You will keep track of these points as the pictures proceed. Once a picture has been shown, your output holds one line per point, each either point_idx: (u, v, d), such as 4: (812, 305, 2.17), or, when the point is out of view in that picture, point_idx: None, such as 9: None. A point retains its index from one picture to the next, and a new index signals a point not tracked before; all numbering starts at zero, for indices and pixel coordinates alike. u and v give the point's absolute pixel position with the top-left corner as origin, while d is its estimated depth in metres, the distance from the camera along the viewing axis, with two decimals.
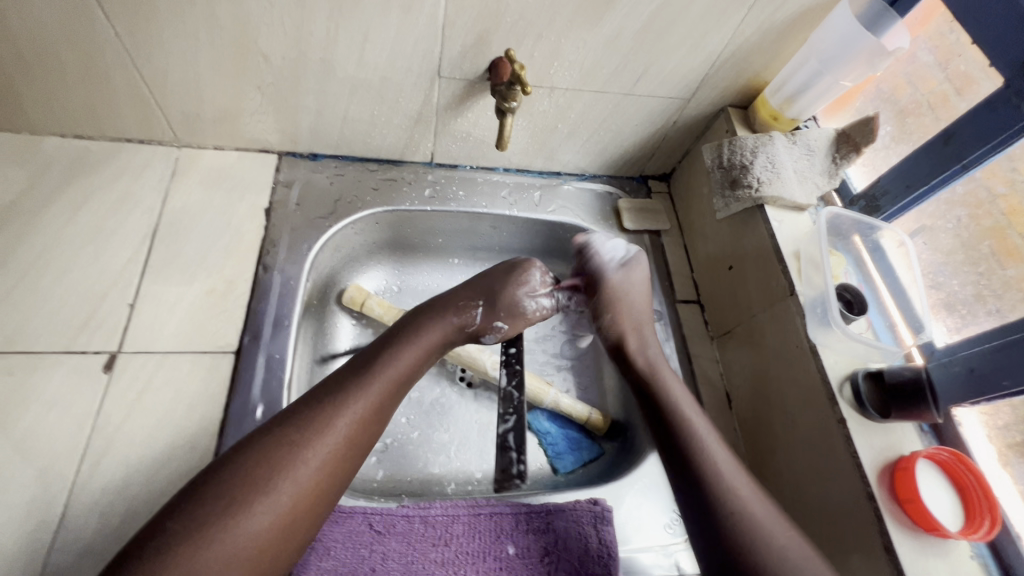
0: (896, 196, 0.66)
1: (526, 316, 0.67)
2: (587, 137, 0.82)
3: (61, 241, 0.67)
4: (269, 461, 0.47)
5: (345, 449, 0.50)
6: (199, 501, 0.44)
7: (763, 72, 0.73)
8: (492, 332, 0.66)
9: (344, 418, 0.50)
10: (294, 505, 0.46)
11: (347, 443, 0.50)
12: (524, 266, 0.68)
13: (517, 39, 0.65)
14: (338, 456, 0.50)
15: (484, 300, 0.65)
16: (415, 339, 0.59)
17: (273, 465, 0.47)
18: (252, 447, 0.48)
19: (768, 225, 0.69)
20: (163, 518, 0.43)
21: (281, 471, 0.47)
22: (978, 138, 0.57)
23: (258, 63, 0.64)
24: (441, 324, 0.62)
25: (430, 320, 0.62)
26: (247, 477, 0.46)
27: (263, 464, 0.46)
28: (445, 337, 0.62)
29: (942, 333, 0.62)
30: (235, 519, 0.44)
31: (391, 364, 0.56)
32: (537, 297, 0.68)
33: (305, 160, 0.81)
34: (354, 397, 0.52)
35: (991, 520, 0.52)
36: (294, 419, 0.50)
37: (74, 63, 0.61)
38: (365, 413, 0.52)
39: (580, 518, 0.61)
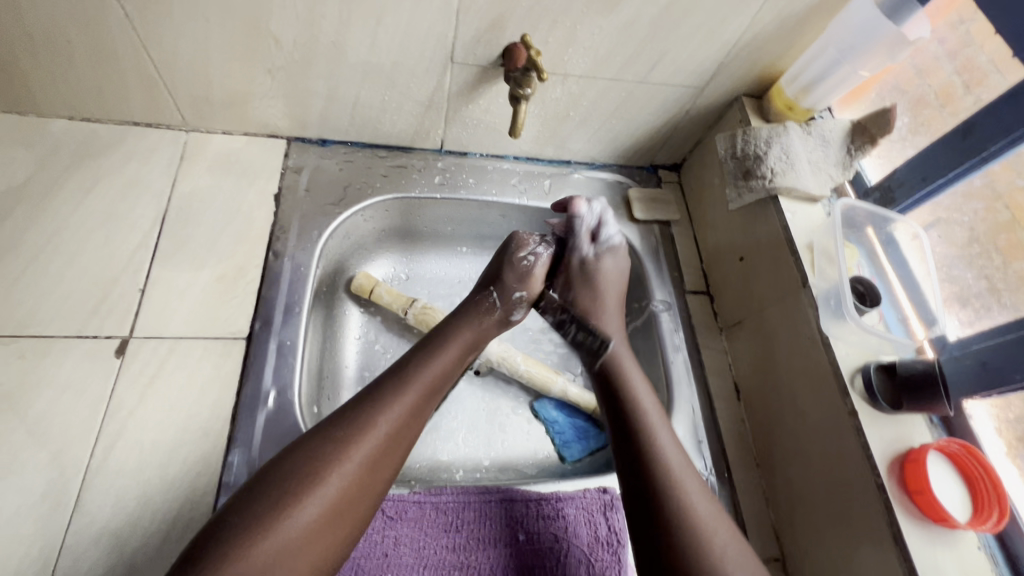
0: (912, 187, 0.65)
1: (538, 275, 0.70)
2: (599, 125, 0.81)
3: (71, 225, 0.66)
4: (315, 459, 0.47)
5: (387, 446, 0.50)
6: (249, 500, 0.44)
7: (778, 61, 0.72)
8: (517, 307, 0.68)
9: (387, 420, 0.50)
10: (340, 501, 0.46)
11: (389, 440, 0.50)
12: (514, 240, 0.70)
13: (531, 25, 0.64)
14: (381, 454, 0.50)
15: (494, 287, 0.67)
16: (449, 336, 0.60)
17: (317, 463, 0.47)
18: (295, 447, 0.48)
19: (782, 216, 0.68)
20: (222, 516, 0.44)
21: (327, 464, 0.47)
22: (997, 130, 0.56)
23: (268, 45, 0.64)
24: (469, 320, 0.63)
25: (457, 324, 0.62)
26: (293, 475, 0.46)
27: (308, 462, 0.46)
28: (483, 329, 0.64)
29: (955, 326, 0.62)
30: (284, 516, 0.44)
31: (431, 363, 0.56)
32: (534, 251, 0.70)
33: (315, 145, 0.80)
34: (393, 397, 0.52)
35: (999, 513, 0.52)
36: (333, 415, 0.50)
37: (81, 43, 0.60)
38: (406, 415, 0.52)
39: (590, 506, 0.63)
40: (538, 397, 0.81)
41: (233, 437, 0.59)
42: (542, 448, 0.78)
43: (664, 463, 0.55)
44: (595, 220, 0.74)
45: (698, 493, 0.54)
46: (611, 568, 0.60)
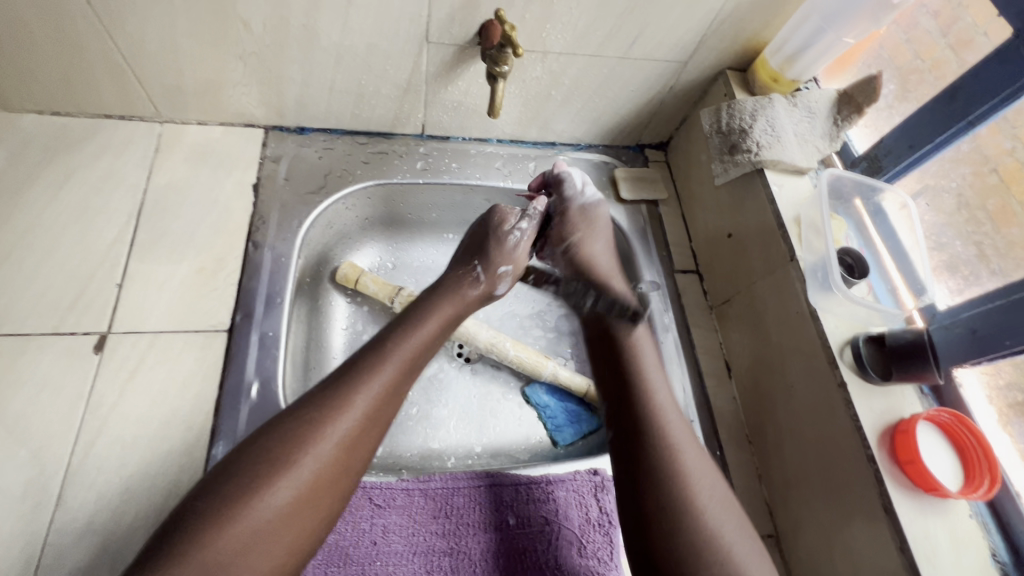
0: (899, 156, 0.64)
1: (521, 250, 0.70)
2: (582, 104, 0.80)
3: (45, 221, 0.65)
4: (289, 440, 0.46)
5: (364, 426, 0.49)
6: (222, 485, 0.44)
7: (763, 31, 0.70)
8: (502, 280, 0.69)
9: (363, 396, 0.49)
10: (316, 484, 0.46)
11: (365, 420, 0.49)
12: (495, 213, 0.70)
13: (506, 0, 0.62)
14: (357, 435, 0.49)
15: (478, 260, 0.67)
16: (432, 310, 0.60)
17: (291, 445, 0.46)
18: (268, 432, 0.47)
19: (768, 189, 0.67)
20: (191, 501, 0.43)
21: (301, 446, 0.46)
22: (984, 92, 0.55)
23: (237, 30, 0.62)
24: (453, 296, 0.63)
25: (442, 296, 0.62)
26: (266, 459, 0.45)
27: (282, 445, 0.45)
28: (461, 305, 0.62)
29: (944, 295, 0.61)
30: (257, 501, 0.43)
31: (407, 341, 0.55)
32: (518, 226, 0.70)
33: (293, 134, 0.79)
34: (369, 377, 0.51)
35: (991, 480, 0.52)
36: (307, 397, 0.49)
37: (44, 33, 0.59)
38: (382, 393, 0.51)
39: (580, 488, 0.62)
40: (529, 382, 0.80)
41: (216, 430, 0.58)
42: (534, 433, 0.77)
43: (664, 429, 0.54)
44: (578, 184, 0.74)
45: (694, 457, 0.52)
46: (603, 550, 0.60)
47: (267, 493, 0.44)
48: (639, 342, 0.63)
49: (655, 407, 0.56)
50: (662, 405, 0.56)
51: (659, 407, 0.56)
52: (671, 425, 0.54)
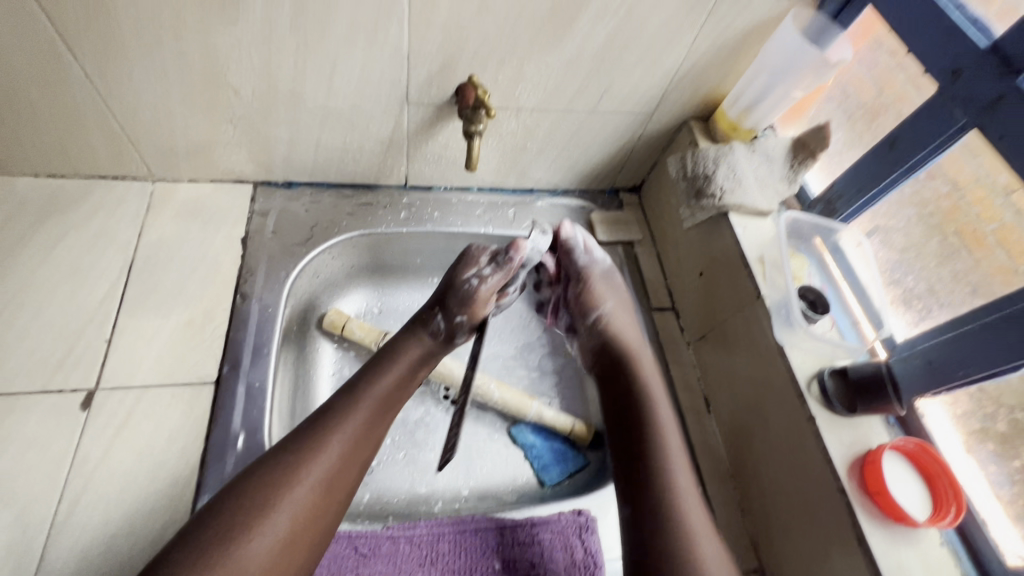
0: (851, 198, 0.70)
1: (480, 298, 0.65)
2: (556, 154, 0.84)
3: (37, 280, 0.67)
4: (266, 485, 0.48)
5: (338, 469, 0.51)
6: (201, 533, 0.45)
7: (720, 86, 0.76)
8: (460, 330, 0.65)
9: (337, 440, 0.52)
10: (294, 527, 0.48)
11: (341, 460, 0.52)
12: (465, 255, 0.67)
13: (480, 65, 0.67)
14: (333, 475, 0.51)
15: (440, 308, 0.65)
16: (392, 359, 0.60)
17: (269, 489, 0.48)
18: (245, 477, 0.48)
19: (733, 231, 0.71)
20: (172, 548, 0.45)
21: (277, 493, 0.48)
22: (917, 142, 0.61)
23: (228, 96, 0.66)
24: (410, 341, 0.63)
25: (401, 344, 0.62)
26: (244, 504, 0.47)
27: (260, 488, 0.48)
28: (412, 356, 0.61)
29: (903, 327, 0.65)
30: (235, 547, 0.45)
31: (380, 380, 0.58)
32: (479, 273, 0.65)
33: (281, 188, 0.82)
34: (343, 418, 0.53)
35: (957, 506, 0.53)
36: (281, 445, 0.51)
37: (44, 104, 0.62)
38: (357, 431, 0.53)
39: (565, 529, 0.63)
40: (514, 422, 0.81)
41: (201, 483, 0.59)
42: (521, 474, 0.78)
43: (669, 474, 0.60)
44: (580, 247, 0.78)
45: (691, 497, 0.59)
46: None
47: (246, 538, 0.46)
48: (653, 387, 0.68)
49: (665, 452, 0.62)
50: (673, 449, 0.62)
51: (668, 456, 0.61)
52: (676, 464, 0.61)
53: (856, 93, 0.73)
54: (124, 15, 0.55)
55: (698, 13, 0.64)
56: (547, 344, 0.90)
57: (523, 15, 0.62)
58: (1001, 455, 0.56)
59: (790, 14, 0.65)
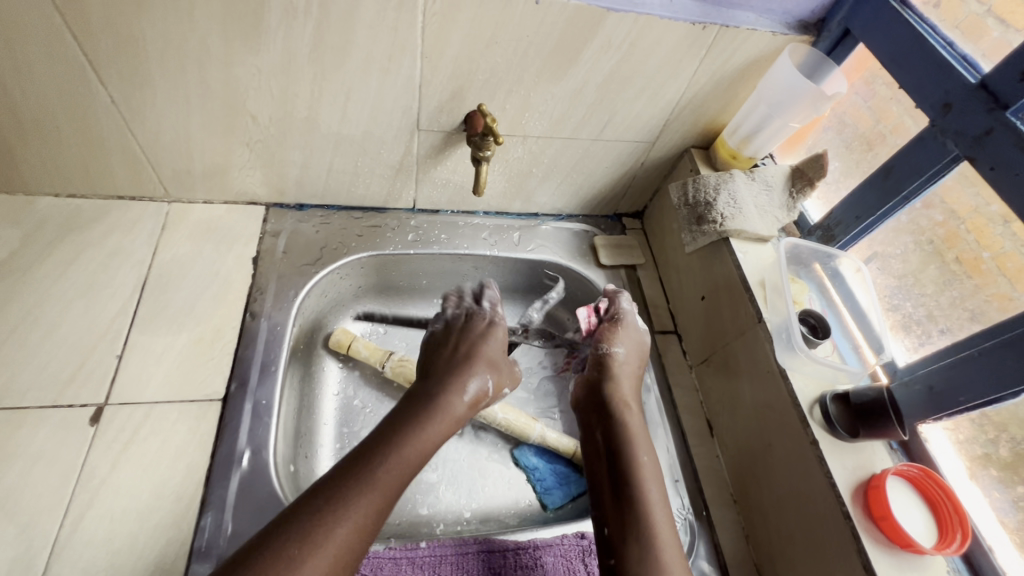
0: (848, 226, 0.72)
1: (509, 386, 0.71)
2: (561, 180, 0.87)
3: (53, 295, 0.68)
4: (305, 535, 0.46)
5: (371, 525, 0.49)
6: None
7: (720, 116, 0.78)
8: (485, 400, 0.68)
9: (373, 492, 0.50)
10: None
11: (382, 501, 0.51)
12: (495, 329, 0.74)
13: (488, 95, 0.70)
14: (364, 532, 0.49)
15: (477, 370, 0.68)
16: (426, 420, 0.59)
17: (304, 542, 0.46)
18: (281, 527, 0.47)
19: (734, 256, 0.73)
20: None
21: (313, 543, 0.46)
22: (912, 173, 0.63)
23: (246, 122, 0.69)
24: (446, 396, 0.63)
25: (437, 395, 0.63)
26: (280, 549, 0.45)
27: (297, 538, 0.46)
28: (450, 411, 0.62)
29: (903, 352, 0.66)
30: None
31: (427, 427, 0.58)
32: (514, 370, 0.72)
33: (292, 210, 0.84)
34: (384, 471, 0.52)
35: (962, 534, 0.53)
36: (318, 489, 0.50)
37: (70, 128, 0.65)
38: (398, 477, 0.53)
39: (568, 553, 0.63)
40: (517, 443, 0.81)
41: (206, 499, 0.59)
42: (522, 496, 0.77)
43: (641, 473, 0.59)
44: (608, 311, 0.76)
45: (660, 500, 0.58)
46: None
47: None
48: (636, 431, 0.64)
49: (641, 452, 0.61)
50: (653, 502, 0.57)
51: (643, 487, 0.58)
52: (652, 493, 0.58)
53: (855, 122, 0.76)
54: (150, 45, 0.58)
55: (698, 48, 0.67)
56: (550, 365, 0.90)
57: (531, 49, 0.65)
58: (1003, 481, 0.56)
59: (786, 49, 0.68)
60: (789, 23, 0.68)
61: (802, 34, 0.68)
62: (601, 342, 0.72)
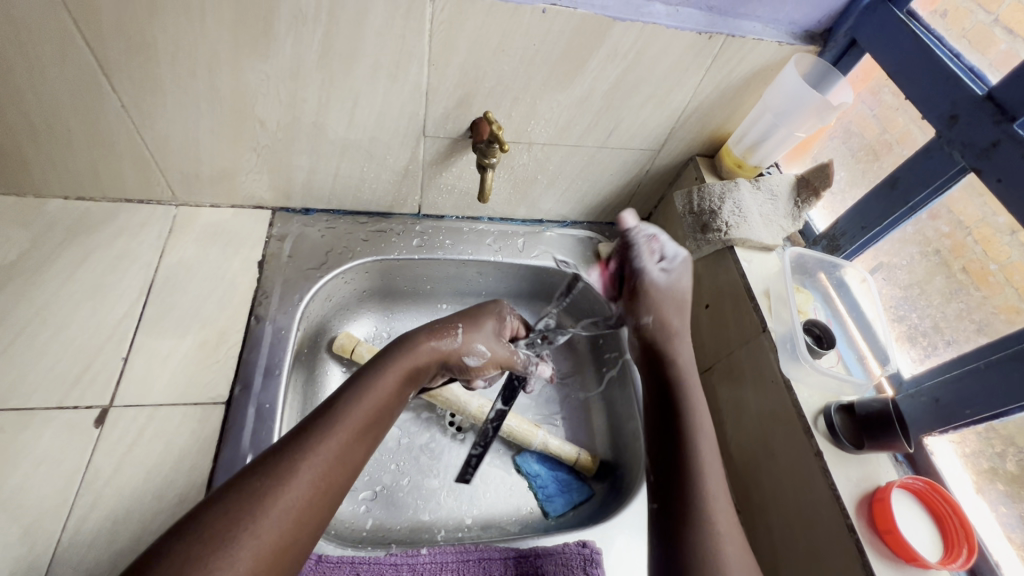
0: (854, 236, 0.72)
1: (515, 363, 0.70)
2: (566, 187, 0.87)
3: (61, 297, 0.69)
4: (253, 496, 0.42)
5: (319, 493, 0.45)
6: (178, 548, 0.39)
7: (725, 125, 0.78)
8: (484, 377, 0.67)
9: (324, 455, 0.46)
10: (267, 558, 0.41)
11: (337, 459, 0.47)
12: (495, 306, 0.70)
13: (494, 103, 0.70)
14: (310, 502, 0.44)
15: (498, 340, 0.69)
16: (388, 367, 0.55)
17: (249, 504, 0.42)
18: (232, 489, 0.43)
19: (739, 265, 0.73)
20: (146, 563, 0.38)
21: (260, 504, 0.42)
22: (918, 184, 0.63)
23: (254, 127, 0.69)
24: (412, 348, 0.58)
25: (405, 347, 0.58)
26: (230, 511, 0.41)
27: (251, 499, 0.42)
28: (417, 363, 0.58)
29: (909, 364, 0.66)
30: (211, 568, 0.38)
31: (384, 378, 0.54)
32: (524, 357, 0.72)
33: (298, 214, 0.85)
34: (334, 430, 0.48)
35: (968, 548, 0.53)
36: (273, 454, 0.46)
37: (80, 131, 0.66)
38: (354, 429, 0.49)
39: (569, 561, 0.63)
40: (519, 450, 0.81)
41: None
42: (524, 503, 0.77)
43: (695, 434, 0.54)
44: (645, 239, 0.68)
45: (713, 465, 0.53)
46: None
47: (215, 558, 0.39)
48: (696, 399, 0.58)
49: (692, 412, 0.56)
50: (709, 467, 0.52)
51: (699, 452, 0.53)
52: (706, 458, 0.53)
53: (861, 130, 0.75)
54: (161, 50, 0.59)
55: (704, 57, 0.67)
56: (553, 372, 0.91)
57: (537, 57, 0.65)
58: (1011, 495, 0.56)
59: (792, 59, 0.69)
60: (794, 33, 0.68)
61: (808, 44, 0.68)
62: (631, 312, 0.66)
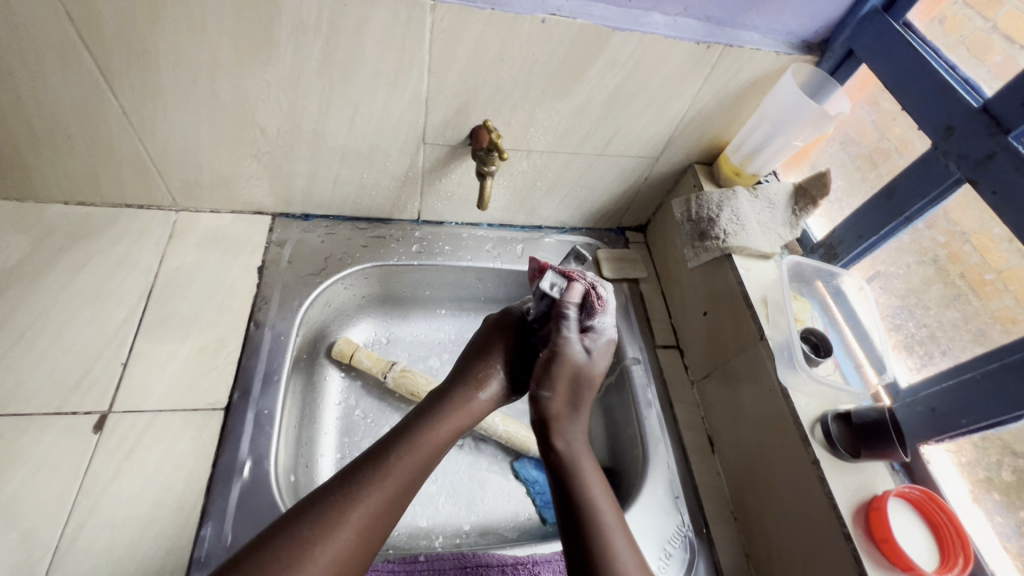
0: (851, 245, 0.72)
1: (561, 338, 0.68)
2: (565, 193, 0.87)
3: (61, 302, 0.69)
4: (319, 522, 0.48)
5: (376, 522, 0.51)
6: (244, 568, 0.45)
7: (723, 133, 0.79)
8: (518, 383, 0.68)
9: (386, 488, 0.52)
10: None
11: (397, 490, 0.53)
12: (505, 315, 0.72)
13: (494, 111, 0.71)
14: (368, 529, 0.50)
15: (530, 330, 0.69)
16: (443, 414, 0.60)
17: (313, 531, 0.48)
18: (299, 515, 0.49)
19: (736, 273, 0.73)
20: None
21: (326, 530, 0.48)
22: (915, 194, 0.63)
23: (254, 134, 0.69)
24: (462, 395, 0.62)
25: (456, 396, 0.62)
26: (292, 543, 0.47)
27: (296, 545, 0.47)
28: (467, 410, 0.62)
29: (906, 372, 0.66)
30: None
31: (436, 427, 0.58)
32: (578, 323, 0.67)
33: (298, 220, 0.85)
34: (395, 464, 0.54)
35: (965, 558, 0.53)
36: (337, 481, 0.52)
37: (81, 137, 0.66)
38: (398, 485, 0.53)
39: (567, 569, 0.63)
40: (517, 456, 0.81)
41: (206, 509, 0.59)
42: (523, 509, 0.77)
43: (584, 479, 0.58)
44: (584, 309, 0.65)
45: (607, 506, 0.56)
46: None
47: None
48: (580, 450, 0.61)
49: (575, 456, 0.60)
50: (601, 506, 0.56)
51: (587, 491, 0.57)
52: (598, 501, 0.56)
53: (859, 137, 0.76)
54: (163, 59, 0.59)
55: (702, 67, 0.67)
56: None
57: (536, 66, 0.65)
58: (1006, 505, 0.56)
59: (790, 68, 0.69)
60: (791, 43, 0.68)
61: (806, 53, 0.68)
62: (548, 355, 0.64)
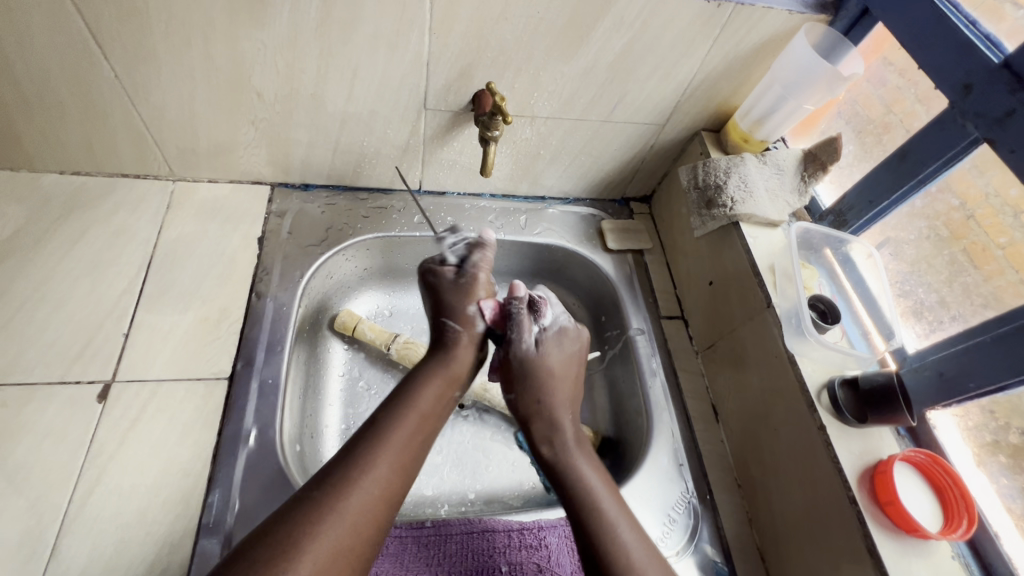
0: (861, 211, 0.71)
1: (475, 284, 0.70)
2: (569, 162, 0.85)
3: (59, 273, 0.68)
4: (353, 460, 0.50)
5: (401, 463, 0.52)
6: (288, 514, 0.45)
7: (731, 98, 0.77)
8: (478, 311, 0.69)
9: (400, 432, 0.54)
10: (369, 512, 0.47)
11: (414, 434, 0.55)
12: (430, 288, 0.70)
13: (497, 74, 0.69)
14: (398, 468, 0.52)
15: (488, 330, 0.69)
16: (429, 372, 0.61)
17: (349, 469, 0.49)
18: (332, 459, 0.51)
19: (743, 241, 0.72)
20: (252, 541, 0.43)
21: (357, 467, 0.49)
22: (929, 156, 0.62)
23: (251, 99, 0.68)
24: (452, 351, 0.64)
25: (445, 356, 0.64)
26: (328, 484, 0.48)
27: (313, 510, 0.45)
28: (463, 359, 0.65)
29: (913, 339, 0.66)
30: (323, 516, 0.45)
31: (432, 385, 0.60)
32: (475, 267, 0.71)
33: (297, 190, 0.83)
34: (404, 414, 0.56)
35: (968, 519, 0.54)
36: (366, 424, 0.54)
37: (73, 103, 0.64)
38: (414, 428, 0.55)
39: (572, 534, 0.64)
40: (522, 427, 0.82)
41: (213, 477, 0.60)
42: (527, 479, 0.78)
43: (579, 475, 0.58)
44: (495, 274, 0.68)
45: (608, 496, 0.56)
46: None
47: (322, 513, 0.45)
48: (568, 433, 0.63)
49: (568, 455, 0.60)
50: (600, 496, 0.56)
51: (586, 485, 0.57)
52: (593, 492, 0.56)
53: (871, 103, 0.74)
54: (154, 16, 0.57)
55: (712, 26, 0.65)
56: None
57: (541, 25, 0.63)
58: (1011, 467, 0.56)
59: (802, 28, 0.67)
60: (804, 2, 0.66)
61: (819, 13, 0.66)
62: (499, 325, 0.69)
